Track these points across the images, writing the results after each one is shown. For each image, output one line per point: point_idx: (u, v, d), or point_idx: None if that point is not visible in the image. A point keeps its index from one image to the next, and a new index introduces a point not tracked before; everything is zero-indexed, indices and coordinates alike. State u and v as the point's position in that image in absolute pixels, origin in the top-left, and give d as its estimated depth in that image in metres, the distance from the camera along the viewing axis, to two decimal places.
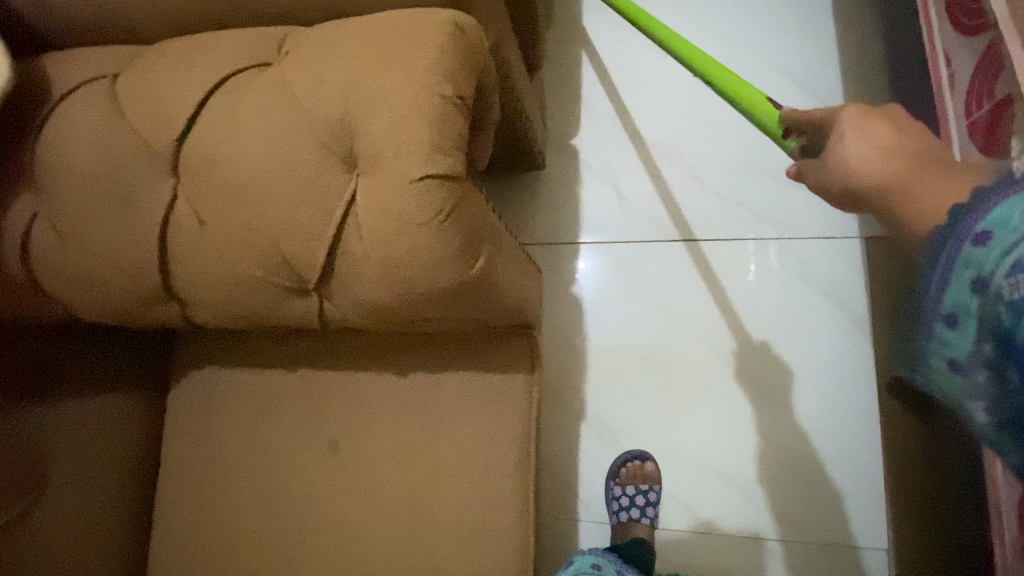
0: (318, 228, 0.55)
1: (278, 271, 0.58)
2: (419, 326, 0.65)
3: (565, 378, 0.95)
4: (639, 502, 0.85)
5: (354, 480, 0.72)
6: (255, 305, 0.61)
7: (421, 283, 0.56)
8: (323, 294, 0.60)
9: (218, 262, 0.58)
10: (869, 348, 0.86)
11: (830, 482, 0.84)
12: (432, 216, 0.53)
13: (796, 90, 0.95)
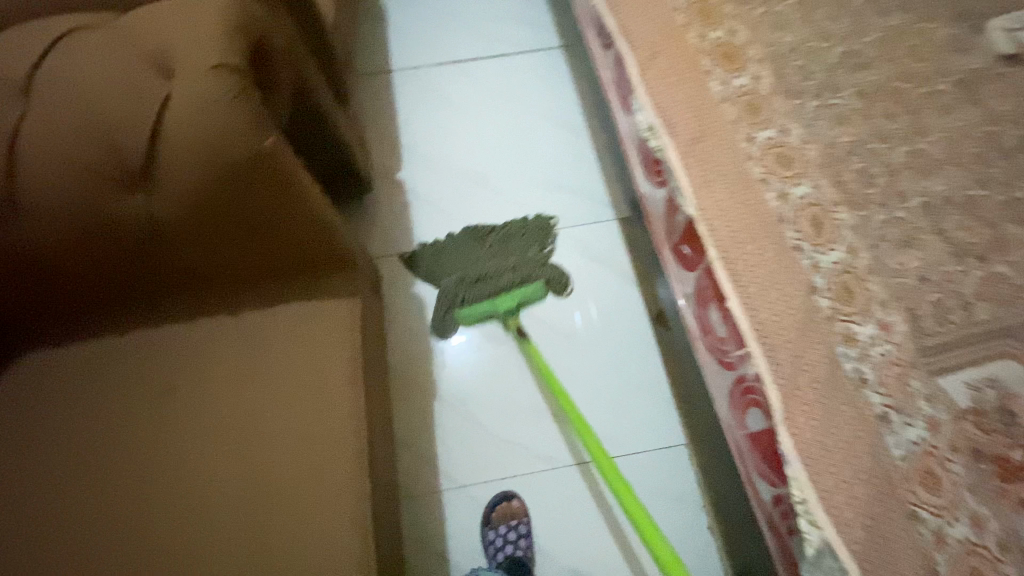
0: (137, 116, 0.66)
1: (109, 164, 0.68)
2: (244, 219, 0.75)
3: (416, 353, 1.45)
4: (511, 536, 1.25)
5: (198, 407, 0.87)
6: (91, 200, 0.69)
7: (224, 152, 0.66)
8: (151, 186, 0.69)
9: (55, 160, 0.67)
10: (619, 295, 1.51)
11: (621, 398, 1.40)
12: (226, 94, 0.65)
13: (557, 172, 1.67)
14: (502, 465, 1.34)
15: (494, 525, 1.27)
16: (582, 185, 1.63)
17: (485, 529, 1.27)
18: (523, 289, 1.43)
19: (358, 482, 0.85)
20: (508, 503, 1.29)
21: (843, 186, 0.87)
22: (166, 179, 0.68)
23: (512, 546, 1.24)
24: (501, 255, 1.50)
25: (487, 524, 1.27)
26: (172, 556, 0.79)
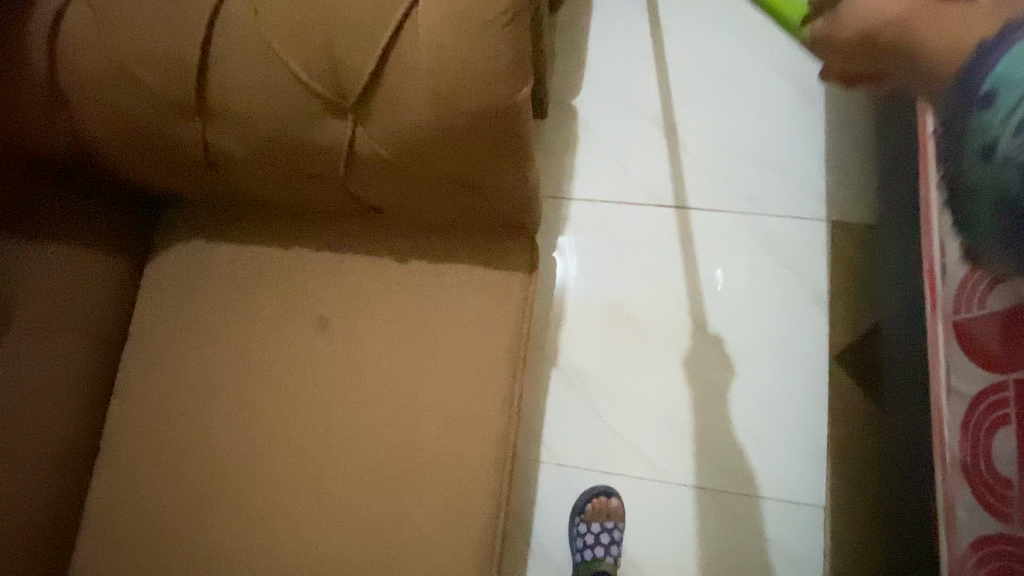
0: (372, 26, 0.56)
1: (320, 79, 0.58)
2: (449, 177, 0.63)
3: (548, 315, 1.32)
4: (603, 538, 1.17)
5: (341, 353, 0.80)
6: (292, 116, 0.61)
7: (466, 97, 0.56)
8: (358, 116, 0.60)
9: (266, 59, 0.59)
10: (797, 312, 1.27)
11: (765, 431, 1.22)
12: (492, 21, 0.54)
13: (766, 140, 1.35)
14: (612, 462, 1.24)
15: (586, 518, 1.19)
16: (793, 171, 1.32)
17: (577, 518, 1.20)
18: None
19: (498, 488, 0.76)
20: (607, 500, 1.20)
21: None
22: (385, 111, 0.58)
23: (602, 548, 1.16)
24: None
25: (579, 515, 1.19)
26: (308, 498, 0.78)
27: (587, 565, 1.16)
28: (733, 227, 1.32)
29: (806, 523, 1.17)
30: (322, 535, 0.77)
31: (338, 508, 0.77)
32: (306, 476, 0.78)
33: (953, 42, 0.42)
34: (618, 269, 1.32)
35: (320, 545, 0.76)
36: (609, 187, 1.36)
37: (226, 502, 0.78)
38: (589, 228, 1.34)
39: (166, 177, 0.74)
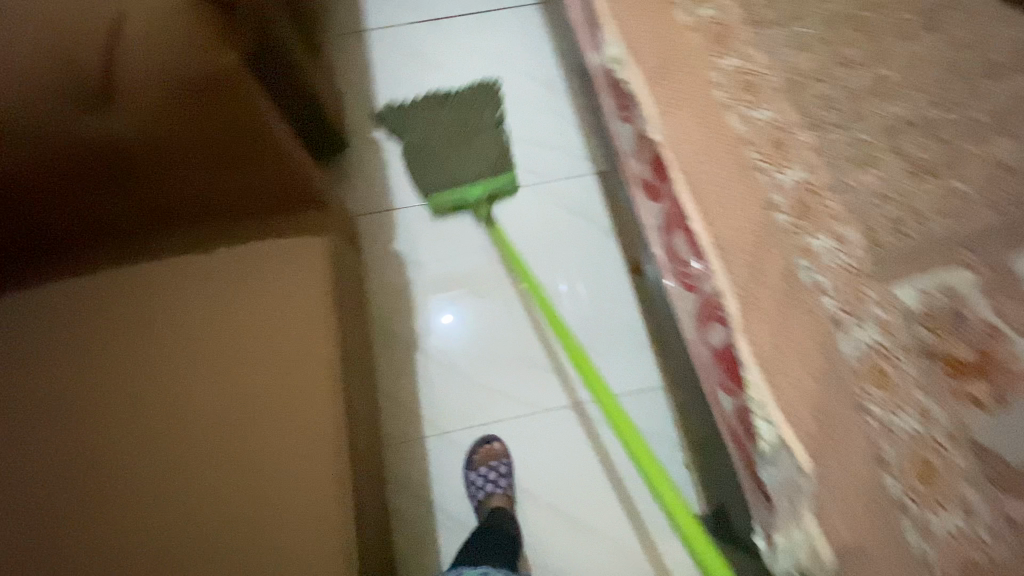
0: (104, 42, 0.77)
1: (71, 90, 0.78)
2: (201, 150, 0.82)
3: (397, 308, 1.46)
4: (492, 476, 1.29)
5: (171, 343, 0.89)
6: (59, 125, 0.78)
7: (183, 72, 0.77)
8: (110, 115, 0.78)
9: (27, 87, 0.77)
10: (597, 243, 1.53)
11: (598, 343, 1.44)
12: (189, 18, 0.77)
13: (534, 122, 1.65)
14: (485, 415, 1.38)
15: (475, 467, 1.31)
16: (561, 142, 1.63)
17: (468, 470, 1.31)
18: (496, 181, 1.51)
19: (339, 413, 0.89)
20: (490, 445, 1.33)
21: (805, 111, 0.88)
22: (128, 101, 0.78)
23: (492, 484, 1.28)
24: (431, 112, 1.60)
25: (469, 467, 1.31)
26: (164, 480, 0.83)
27: (482, 505, 1.26)
28: (528, 196, 1.58)
29: (653, 405, 1.39)
30: (184, 505, 0.82)
31: (196, 475, 0.84)
32: (158, 460, 0.84)
33: None
34: (445, 254, 1.52)
35: (184, 514, 0.82)
36: (420, 191, 1.57)
37: (86, 512, 0.82)
38: (413, 225, 1.54)
39: None
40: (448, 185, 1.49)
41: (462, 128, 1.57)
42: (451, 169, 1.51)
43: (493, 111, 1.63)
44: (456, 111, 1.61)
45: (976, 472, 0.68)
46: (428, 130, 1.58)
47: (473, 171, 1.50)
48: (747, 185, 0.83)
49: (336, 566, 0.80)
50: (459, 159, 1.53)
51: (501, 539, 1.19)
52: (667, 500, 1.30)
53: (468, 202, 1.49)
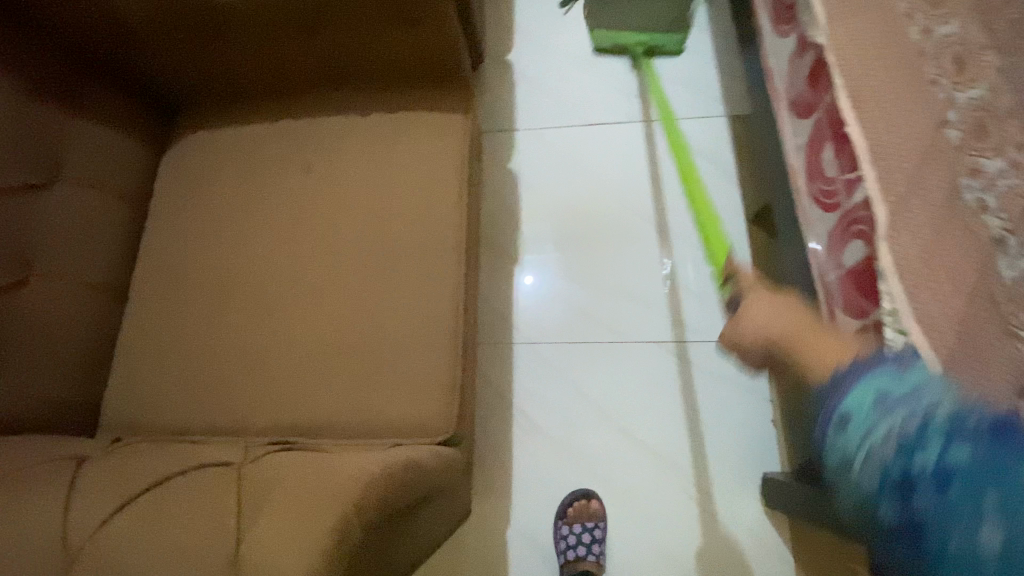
0: None
1: None
2: (390, 6, 0.90)
3: (504, 219, 1.52)
4: (585, 538, 1.21)
5: (324, 188, 0.98)
6: None
7: None
8: None
9: None
10: (716, 186, 1.48)
11: (697, 284, 1.42)
12: None
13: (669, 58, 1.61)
14: (546, 299, 1.45)
15: (568, 520, 1.24)
16: (695, 83, 1.58)
17: (558, 521, 1.24)
18: (658, 39, 1.58)
19: (458, 271, 0.93)
20: (586, 502, 1.26)
21: (1001, 28, 0.79)
22: None
23: (583, 548, 1.20)
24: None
25: (561, 518, 1.25)
26: (301, 306, 0.92)
27: (570, 567, 1.19)
28: (649, 131, 1.55)
29: None
30: (317, 325, 0.91)
31: (329, 302, 0.92)
32: (300, 282, 0.94)
33: (827, 369, 0.61)
34: (558, 175, 1.54)
35: (312, 335, 0.90)
36: (544, 113, 1.60)
37: (235, 321, 0.93)
38: (532, 142, 1.57)
39: (181, 52, 0.98)
40: (613, 24, 1.59)
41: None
42: (622, 20, 1.59)
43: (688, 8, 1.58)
44: (617, 10, 1.60)
45: None
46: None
47: (644, 23, 1.58)
48: (919, 97, 0.78)
49: (440, 404, 0.85)
50: (637, 23, 1.59)
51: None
52: (750, 450, 1.28)
53: (630, 49, 1.60)
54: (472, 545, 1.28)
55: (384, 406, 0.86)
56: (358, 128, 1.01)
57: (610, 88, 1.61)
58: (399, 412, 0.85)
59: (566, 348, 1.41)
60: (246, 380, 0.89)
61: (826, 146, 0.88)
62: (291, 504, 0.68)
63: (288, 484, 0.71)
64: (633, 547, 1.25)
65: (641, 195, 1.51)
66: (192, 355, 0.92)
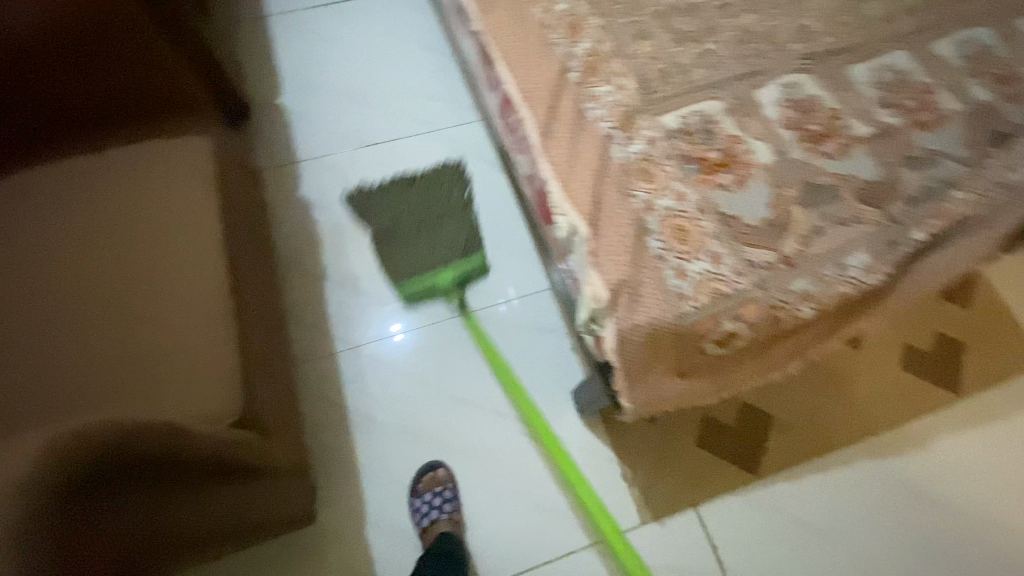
0: None
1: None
2: (106, 46, 1.02)
3: (305, 243, 1.60)
4: (437, 500, 1.30)
5: (68, 224, 0.99)
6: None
7: None
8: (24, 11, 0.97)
9: None
10: (487, 175, 1.72)
11: (491, 257, 1.61)
12: None
13: (426, 80, 1.85)
14: (360, 304, 1.54)
15: (420, 493, 1.32)
16: (449, 95, 1.83)
17: (412, 498, 1.32)
18: (459, 260, 1.50)
19: (222, 269, 0.98)
20: (434, 472, 1.35)
21: (596, 3, 1.11)
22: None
23: (436, 511, 1.29)
24: (421, 209, 1.57)
25: (414, 494, 1.32)
26: (54, 337, 0.90)
27: (429, 532, 1.27)
28: (422, 142, 1.76)
29: (547, 303, 1.56)
30: (75, 349, 0.89)
31: (86, 326, 0.91)
32: (51, 315, 0.92)
33: None
34: (348, 194, 1.67)
35: (70, 360, 0.89)
36: (325, 144, 1.73)
37: None
38: (318, 171, 1.69)
39: None
40: (412, 272, 1.49)
41: (430, 210, 1.57)
42: (413, 261, 1.49)
43: (460, 189, 1.64)
44: (393, 202, 1.59)
45: (720, 230, 0.88)
46: (403, 212, 1.56)
47: (441, 257, 1.50)
48: (549, 54, 1.05)
49: (221, 388, 0.88)
50: (430, 250, 1.51)
51: (450, 559, 1.20)
52: (563, 379, 1.46)
53: (438, 289, 1.49)
54: (336, 550, 1.29)
55: (161, 405, 0.86)
56: (99, 165, 1.05)
57: (381, 113, 1.80)
58: (178, 406, 0.86)
59: (389, 342, 1.50)
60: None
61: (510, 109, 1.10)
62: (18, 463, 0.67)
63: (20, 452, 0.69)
64: (484, 494, 1.35)
65: None
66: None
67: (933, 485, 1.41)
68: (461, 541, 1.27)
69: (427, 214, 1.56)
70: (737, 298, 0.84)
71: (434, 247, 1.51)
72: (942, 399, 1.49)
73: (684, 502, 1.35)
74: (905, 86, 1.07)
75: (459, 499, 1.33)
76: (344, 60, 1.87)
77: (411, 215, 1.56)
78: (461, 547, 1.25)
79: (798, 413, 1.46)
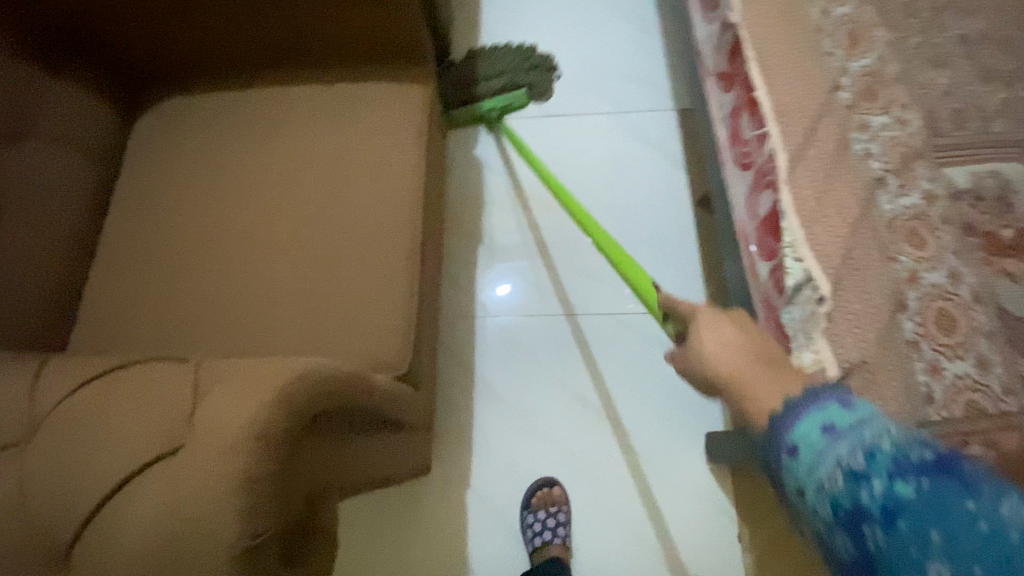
0: None
1: None
2: None
3: (467, 200, 1.60)
4: (549, 522, 1.26)
5: (289, 148, 1.04)
6: None
7: None
8: None
9: None
10: (665, 172, 1.59)
11: (648, 260, 1.50)
12: None
13: (624, 56, 1.73)
14: (507, 277, 1.52)
15: (532, 509, 1.28)
16: (645, 76, 1.70)
17: (524, 511, 1.29)
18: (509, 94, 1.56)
19: (414, 224, 0.98)
20: (549, 490, 1.30)
21: (888, 13, 0.93)
22: None
23: (549, 532, 1.25)
24: (489, 65, 1.63)
25: (526, 508, 1.29)
26: (262, 255, 0.96)
27: (539, 553, 1.24)
28: (605, 121, 1.66)
29: None
30: (278, 274, 0.94)
31: (289, 255, 0.95)
32: (262, 237, 0.97)
33: None
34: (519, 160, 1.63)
35: (271, 279, 0.94)
36: None
37: (197, 268, 0.96)
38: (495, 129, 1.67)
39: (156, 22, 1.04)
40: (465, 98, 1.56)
41: (499, 69, 1.63)
42: (462, 90, 1.56)
43: (525, 66, 1.69)
44: (471, 62, 1.62)
45: (997, 330, 0.71)
46: (471, 65, 1.60)
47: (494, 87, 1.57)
48: (818, 67, 0.89)
49: (394, 343, 0.89)
50: (487, 86, 1.58)
51: None
52: (697, 412, 1.35)
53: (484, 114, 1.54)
54: (436, 506, 1.32)
55: (341, 347, 0.89)
56: (324, 97, 1.08)
57: (569, 82, 1.71)
58: (354, 351, 0.88)
59: (526, 320, 1.47)
60: (203, 321, 0.92)
61: (748, 117, 0.96)
62: (230, 387, 0.59)
63: (233, 374, 0.61)
64: (587, 502, 1.31)
65: (597, 179, 1.60)
66: (153, 307, 0.95)
67: None
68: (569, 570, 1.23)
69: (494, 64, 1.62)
70: (1004, 422, 0.67)
71: (489, 75, 1.60)
72: None
73: None
74: None
75: (571, 525, 1.28)
76: (543, 20, 1.79)
77: (475, 67, 1.61)
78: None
79: None
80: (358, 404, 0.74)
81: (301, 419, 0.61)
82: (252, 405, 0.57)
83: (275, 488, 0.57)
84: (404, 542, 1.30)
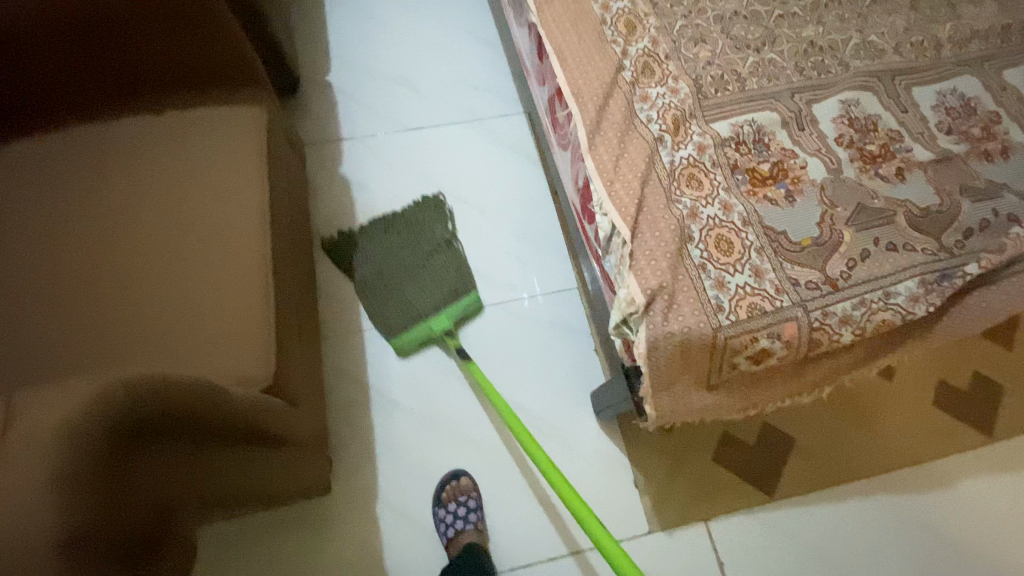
0: None
1: None
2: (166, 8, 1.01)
3: (340, 220, 1.62)
4: (460, 511, 1.29)
5: (120, 181, 1.02)
6: None
7: None
8: None
9: None
10: (525, 169, 1.72)
11: (522, 251, 1.61)
12: None
13: (472, 69, 1.85)
14: None
15: (443, 503, 1.31)
16: (494, 86, 1.83)
17: (436, 508, 1.31)
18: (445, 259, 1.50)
19: (264, 240, 1.00)
20: (457, 482, 1.34)
21: (655, 3, 1.09)
22: None
23: (461, 520, 1.28)
24: (404, 239, 1.54)
25: (437, 504, 1.32)
26: (99, 289, 0.93)
27: (455, 543, 1.27)
28: (464, 130, 1.76)
29: (574, 302, 1.55)
30: (119, 305, 0.92)
31: (129, 285, 0.93)
32: (97, 271, 0.94)
33: None
34: (387, 176, 1.69)
35: (112, 312, 0.91)
36: (366, 125, 1.75)
37: (24, 313, 0.91)
38: (360, 150, 1.71)
39: None
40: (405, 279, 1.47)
41: (418, 252, 1.52)
42: (400, 314, 1.44)
43: (443, 225, 1.59)
44: (389, 244, 1.54)
45: (765, 244, 0.86)
46: (389, 262, 1.50)
47: (432, 298, 1.45)
48: (604, 52, 1.04)
49: (255, 355, 0.90)
50: (421, 296, 1.45)
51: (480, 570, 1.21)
52: (584, 380, 1.46)
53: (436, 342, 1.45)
54: (348, 523, 1.31)
55: (197, 366, 0.88)
56: (153, 128, 1.08)
57: (425, 98, 1.80)
58: (212, 368, 0.88)
59: None
60: (36, 364, 0.87)
61: (558, 101, 1.08)
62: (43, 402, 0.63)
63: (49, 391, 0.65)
64: (496, 486, 1.36)
65: (464, 184, 1.69)
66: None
67: (959, 527, 1.36)
68: (486, 552, 1.27)
69: (410, 237, 1.56)
70: (776, 316, 0.82)
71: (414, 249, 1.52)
72: (976, 441, 1.43)
73: (697, 514, 1.33)
74: (969, 113, 1.03)
75: (483, 510, 1.32)
76: (392, 44, 1.88)
77: (395, 258, 1.50)
78: (488, 558, 1.25)
79: (824, 440, 1.42)
80: (209, 414, 0.74)
81: (118, 423, 0.64)
82: (63, 416, 0.61)
83: (93, 486, 0.62)
84: (319, 566, 1.27)
